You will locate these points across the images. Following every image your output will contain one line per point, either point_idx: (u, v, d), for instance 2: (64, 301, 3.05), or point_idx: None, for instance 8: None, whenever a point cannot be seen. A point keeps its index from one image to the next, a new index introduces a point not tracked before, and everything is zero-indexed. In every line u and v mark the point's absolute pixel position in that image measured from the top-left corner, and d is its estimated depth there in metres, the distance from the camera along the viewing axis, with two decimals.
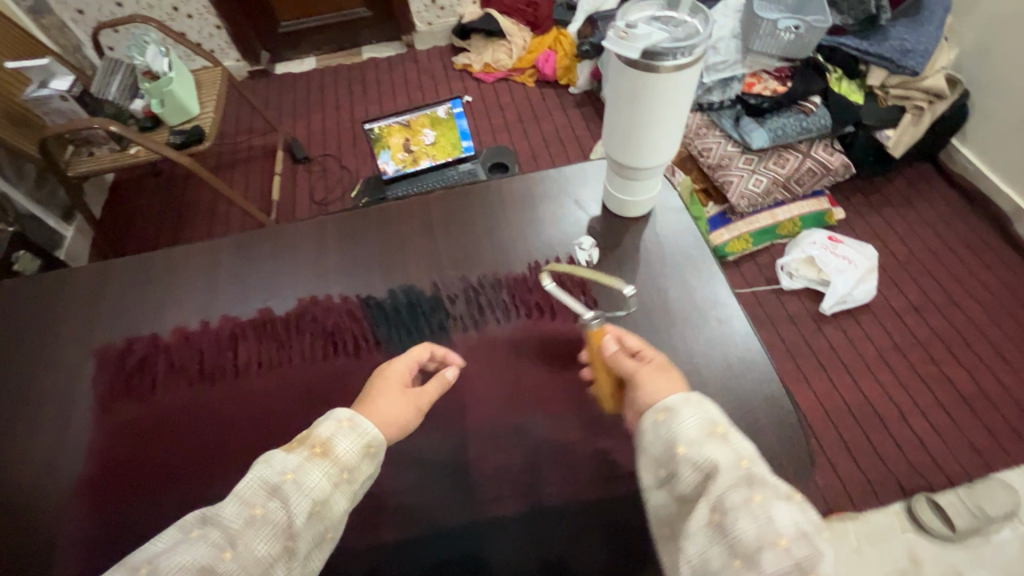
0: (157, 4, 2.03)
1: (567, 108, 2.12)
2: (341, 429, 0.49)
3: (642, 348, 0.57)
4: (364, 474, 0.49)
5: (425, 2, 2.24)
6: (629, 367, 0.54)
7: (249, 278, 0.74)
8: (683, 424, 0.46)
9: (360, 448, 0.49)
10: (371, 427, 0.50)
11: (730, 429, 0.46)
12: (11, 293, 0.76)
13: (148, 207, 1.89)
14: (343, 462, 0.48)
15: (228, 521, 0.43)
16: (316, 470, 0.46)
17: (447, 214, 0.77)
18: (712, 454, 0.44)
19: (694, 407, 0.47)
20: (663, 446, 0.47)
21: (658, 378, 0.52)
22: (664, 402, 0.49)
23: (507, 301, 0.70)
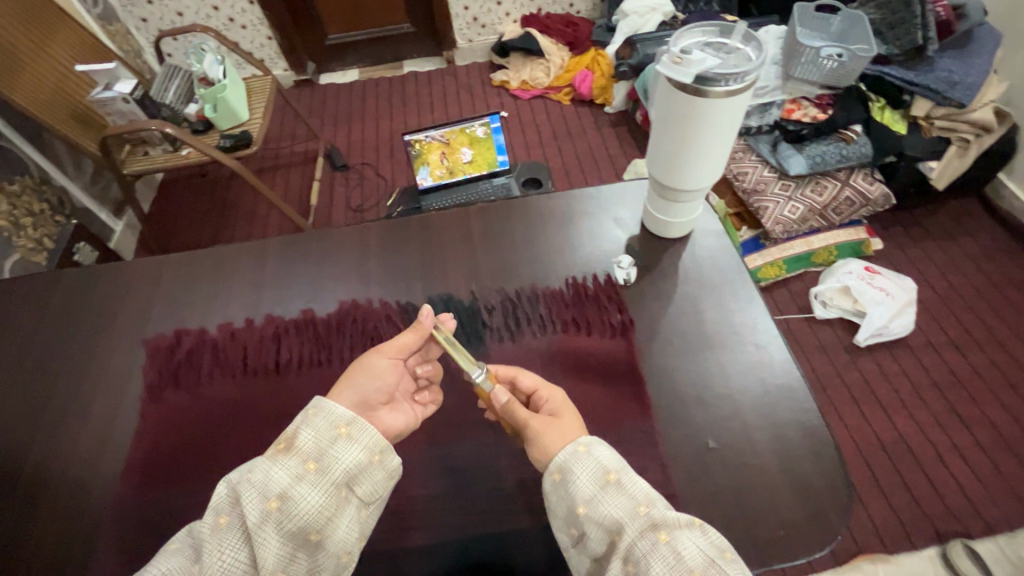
0: (214, 14, 2.14)
1: (601, 127, 2.14)
2: (307, 421, 0.49)
3: (534, 390, 0.58)
4: (340, 459, 0.48)
5: (467, 19, 2.32)
6: (521, 420, 0.54)
7: (295, 280, 0.77)
8: (579, 482, 0.49)
9: (330, 432, 0.49)
10: (338, 409, 0.50)
11: (622, 474, 0.49)
12: (73, 281, 0.81)
13: (194, 205, 1.98)
14: (306, 452, 0.48)
15: (198, 530, 0.44)
16: (271, 464, 0.47)
17: (487, 226, 0.79)
18: (609, 505, 0.47)
19: (585, 459, 0.50)
20: (566, 505, 0.49)
21: (552, 425, 0.54)
22: (556, 461, 0.51)
23: (544, 315, 0.70)
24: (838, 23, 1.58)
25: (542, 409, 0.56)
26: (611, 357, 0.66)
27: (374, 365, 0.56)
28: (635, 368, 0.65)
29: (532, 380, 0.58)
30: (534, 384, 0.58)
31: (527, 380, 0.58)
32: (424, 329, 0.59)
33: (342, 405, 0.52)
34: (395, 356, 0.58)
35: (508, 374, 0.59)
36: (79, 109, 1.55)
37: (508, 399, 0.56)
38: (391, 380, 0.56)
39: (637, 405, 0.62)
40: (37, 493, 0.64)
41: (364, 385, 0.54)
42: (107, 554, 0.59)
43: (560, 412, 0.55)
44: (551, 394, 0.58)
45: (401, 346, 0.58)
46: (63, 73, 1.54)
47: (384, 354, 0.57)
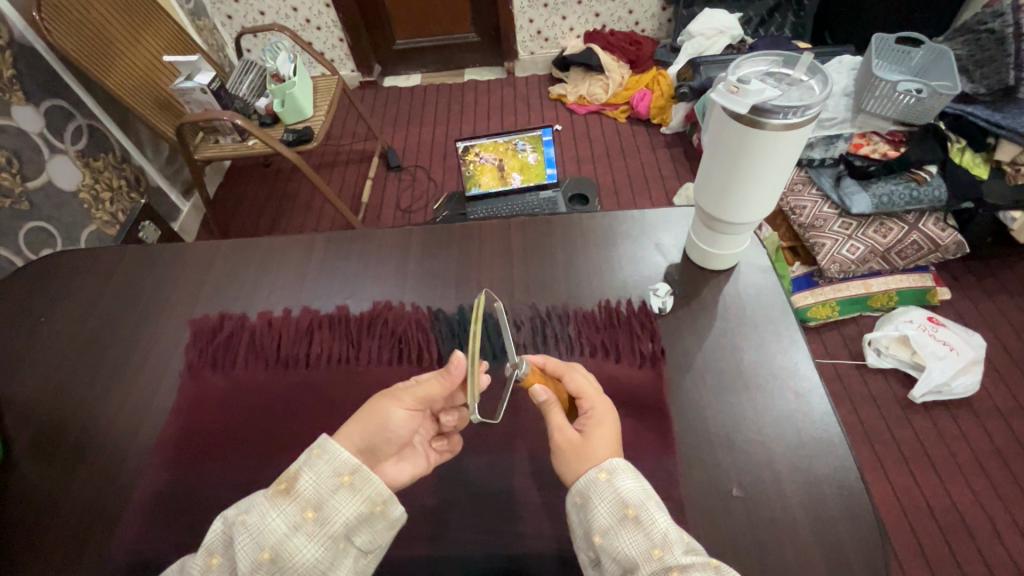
0: (293, 15, 2.25)
1: (656, 148, 2.11)
2: (310, 464, 0.49)
3: (580, 395, 0.57)
4: (339, 511, 0.48)
5: (531, 32, 2.36)
6: (553, 427, 0.54)
7: (336, 274, 0.79)
8: (597, 512, 0.49)
9: (332, 480, 0.49)
10: (342, 455, 0.50)
11: (642, 509, 0.48)
12: (133, 256, 0.86)
13: (255, 193, 2.09)
14: (305, 500, 0.48)
15: (191, 567, 0.47)
16: (270, 510, 0.47)
17: (527, 240, 0.79)
18: (624, 539, 0.47)
19: (605, 489, 0.49)
20: (584, 530, 0.50)
21: (576, 446, 0.53)
22: (579, 485, 0.51)
23: (573, 337, 0.68)
24: (919, 57, 1.51)
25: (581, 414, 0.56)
26: (638, 388, 0.63)
27: (390, 416, 0.52)
28: (663, 403, 0.62)
29: (577, 384, 0.58)
30: (578, 389, 0.58)
31: (571, 384, 0.58)
32: (452, 380, 0.54)
33: (349, 449, 0.51)
34: (413, 407, 0.54)
35: (560, 372, 0.59)
36: (162, 96, 1.66)
37: (548, 398, 0.56)
38: (405, 432, 0.53)
39: (662, 440, 0.60)
40: (76, 467, 0.67)
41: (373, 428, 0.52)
42: (129, 529, 0.61)
43: (589, 432, 0.54)
44: (594, 405, 0.56)
45: (423, 394, 0.54)
46: (151, 62, 1.66)
47: (403, 405, 0.53)
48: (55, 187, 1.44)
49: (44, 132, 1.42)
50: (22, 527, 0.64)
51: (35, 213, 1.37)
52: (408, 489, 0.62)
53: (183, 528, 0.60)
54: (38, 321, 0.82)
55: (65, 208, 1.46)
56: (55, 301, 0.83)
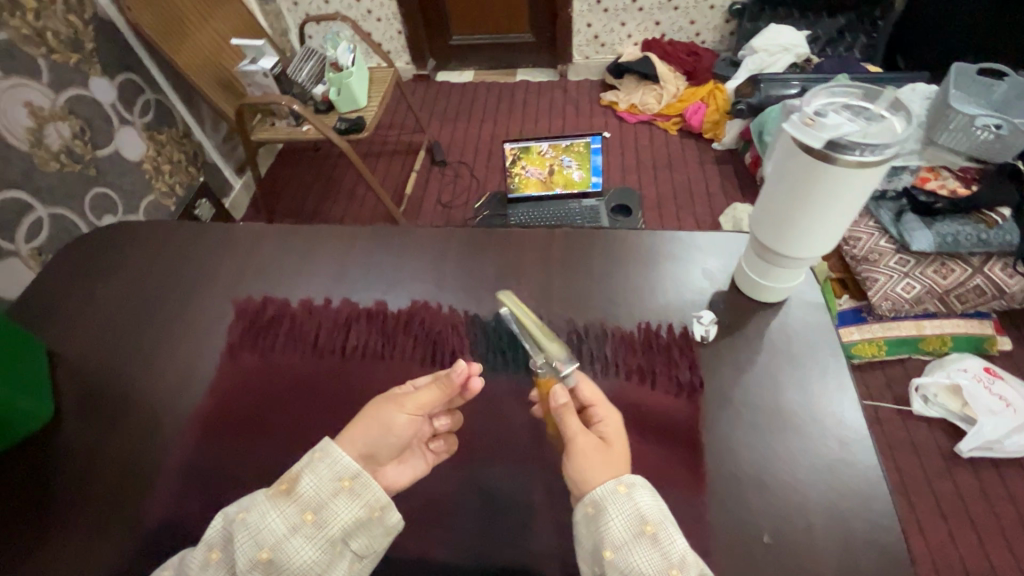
0: (356, 5, 2.30)
1: (705, 164, 2.06)
2: (311, 466, 0.50)
3: (591, 404, 0.58)
4: (338, 514, 0.49)
5: (588, 36, 2.34)
6: (574, 429, 0.54)
7: (377, 268, 0.80)
8: (612, 526, 0.48)
9: (333, 484, 0.50)
10: (343, 461, 0.51)
11: (660, 528, 0.48)
12: (179, 230, 0.88)
13: (302, 176, 2.14)
14: (305, 502, 0.49)
15: (190, 562, 0.49)
16: (270, 511, 0.48)
17: (569, 253, 0.78)
18: (638, 557, 0.46)
19: (624, 503, 0.49)
20: (593, 544, 0.49)
21: (598, 451, 0.53)
22: (592, 495, 0.50)
23: (609, 357, 0.67)
24: (1003, 90, 1.42)
25: (594, 428, 0.56)
26: (670, 418, 0.61)
27: (392, 422, 0.53)
28: (695, 436, 0.60)
29: (591, 394, 0.58)
30: (591, 398, 0.58)
31: (585, 392, 0.58)
32: (452, 386, 0.56)
33: (351, 454, 0.52)
34: (415, 412, 0.55)
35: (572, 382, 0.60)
36: (226, 77, 1.70)
37: (565, 402, 0.56)
38: (406, 436, 0.54)
39: (691, 475, 0.58)
40: (115, 432, 0.69)
41: (377, 439, 0.53)
42: (160, 498, 0.63)
43: (609, 439, 0.55)
44: (606, 415, 0.57)
45: (425, 401, 0.55)
46: (220, 45, 1.71)
47: (404, 411, 0.54)
48: (121, 157, 1.51)
49: (115, 103, 1.50)
50: (58, 485, 0.65)
51: (101, 179, 1.45)
52: (428, 491, 0.62)
53: (210, 502, 0.62)
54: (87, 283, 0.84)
55: (128, 175, 1.54)
56: (109, 264, 0.86)
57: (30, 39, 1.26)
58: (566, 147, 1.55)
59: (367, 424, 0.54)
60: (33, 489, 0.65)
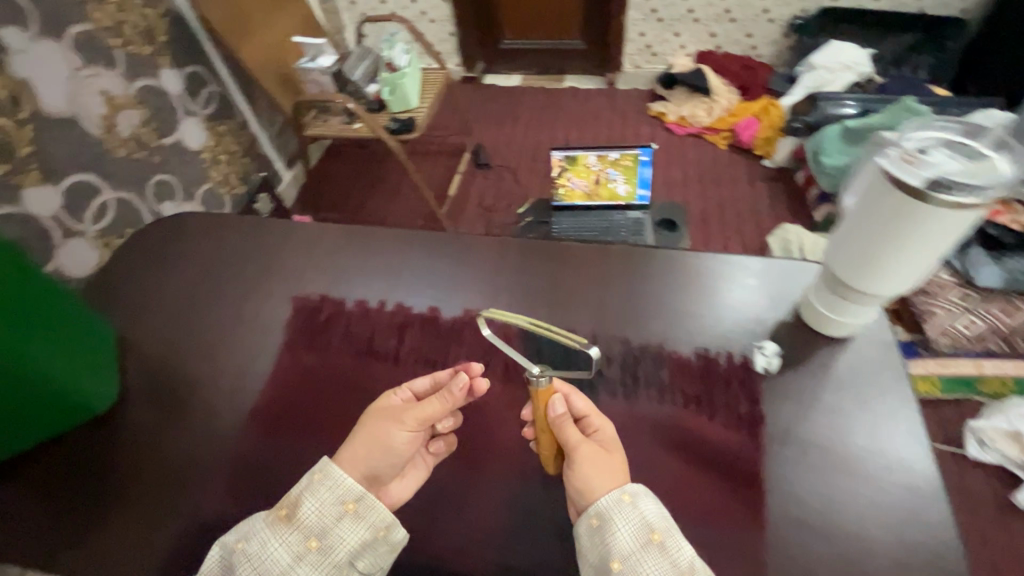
0: (411, 6, 2.34)
1: (754, 181, 2.02)
2: (311, 492, 0.55)
3: (587, 414, 0.58)
4: (343, 538, 0.53)
5: (639, 46, 2.34)
6: (573, 441, 0.55)
7: (432, 275, 0.80)
8: (619, 534, 0.50)
9: (336, 508, 0.54)
10: (346, 485, 0.55)
11: (667, 534, 0.50)
12: (240, 224, 0.90)
13: (349, 172, 2.19)
14: (308, 529, 0.53)
15: None
16: (271, 540, 0.53)
17: (627, 271, 0.76)
18: (647, 564, 0.49)
19: (630, 512, 0.51)
20: (600, 555, 0.50)
21: (599, 459, 0.54)
22: (596, 507, 0.52)
23: (664, 382, 0.65)
24: None
25: (592, 438, 0.57)
26: (727, 450, 0.60)
27: (392, 439, 0.56)
28: (754, 471, 0.58)
29: (583, 406, 0.58)
30: (585, 409, 0.58)
31: (579, 405, 0.58)
32: (455, 402, 0.56)
33: (352, 475, 0.56)
34: (416, 427, 0.57)
35: (564, 390, 0.59)
36: (285, 72, 1.74)
37: (563, 412, 0.56)
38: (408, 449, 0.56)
39: (748, 512, 0.56)
40: (174, 420, 0.71)
41: (377, 459, 0.56)
42: (215, 486, 0.65)
43: (610, 447, 0.56)
44: (601, 423, 0.58)
45: (424, 417, 0.56)
46: (282, 41, 1.77)
47: (405, 428, 0.56)
48: (184, 146, 1.57)
49: (181, 94, 1.56)
50: (120, 468, 0.68)
51: (163, 166, 1.50)
52: (472, 504, 0.61)
53: (260, 497, 0.63)
54: (151, 269, 0.87)
55: (189, 164, 1.59)
56: (175, 252, 0.89)
57: (110, 30, 1.34)
58: (614, 161, 1.60)
59: (367, 442, 0.56)
60: (96, 469, 0.68)
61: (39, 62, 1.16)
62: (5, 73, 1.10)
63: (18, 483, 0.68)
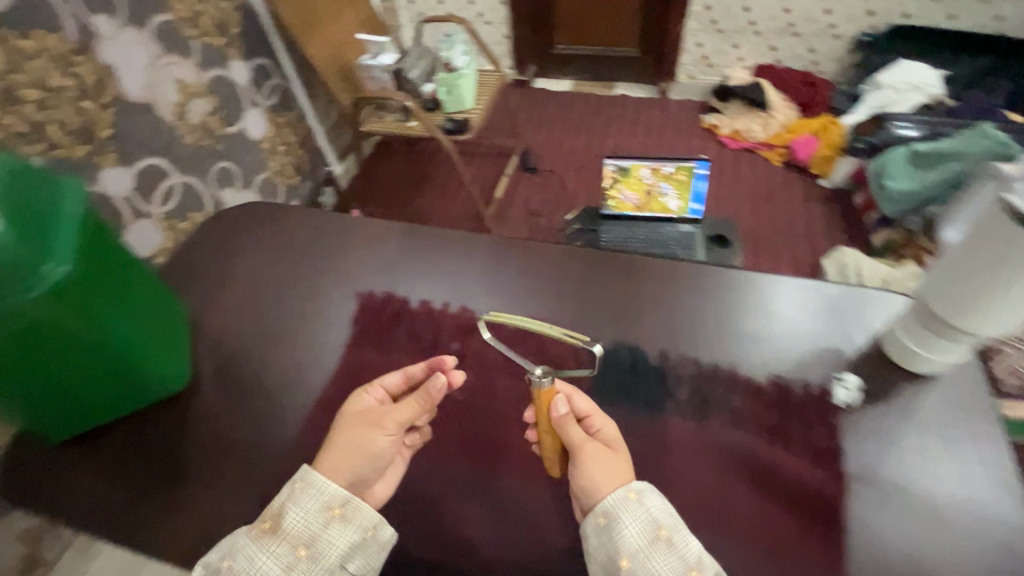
0: (469, 8, 2.36)
1: (809, 201, 1.96)
2: (294, 500, 0.54)
3: (591, 414, 0.58)
4: (333, 543, 0.52)
5: (696, 56, 2.30)
6: (578, 438, 0.55)
7: (496, 280, 0.79)
8: (628, 532, 0.49)
9: (322, 514, 0.53)
10: (330, 489, 0.54)
11: (674, 530, 0.49)
12: (305, 216, 0.91)
13: (398, 169, 2.22)
14: (295, 538, 0.52)
15: None
16: (258, 556, 0.51)
17: (698, 289, 0.74)
18: (656, 562, 0.47)
19: (635, 508, 0.50)
20: (608, 554, 0.49)
21: (605, 457, 0.54)
22: (603, 504, 0.51)
23: (738, 408, 0.63)
24: None
25: (597, 437, 0.57)
26: (805, 485, 0.58)
27: (375, 445, 0.56)
28: (833, 509, 0.56)
29: (587, 405, 0.58)
30: (587, 409, 0.58)
31: (582, 404, 0.57)
32: (433, 403, 0.57)
33: (335, 482, 0.55)
34: (396, 431, 0.57)
35: (565, 390, 0.58)
36: (346, 67, 1.78)
37: (567, 414, 0.55)
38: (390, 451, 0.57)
39: (826, 551, 0.54)
40: (243, 406, 0.72)
41: (362, 468, 0.56)
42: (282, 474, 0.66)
43: (615, 445, 0.56)
44: (603, 423, 0.58)
45: (404, 419, 0.57)
46: (346, 37, 1.80)
47: (386, 433, 0.57)
48: (246, 135, 1.62)
49: (247, 85, 1.61)
50: (194, 449, 0.69)
51: (227, 154, 1.55)
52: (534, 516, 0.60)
53: None
54: (219, 256, 0.89)
55: (249, 153, 1.64)
56: (242, 239, 0.90)
57: (189, 21, 1.39)
58: (668, 174, 1.48)
59: (349, 448, 0.56)
60: (169, 449, 0.70)
61: (123, 49, 1.21)
62: (92, 58, 1.15)
63: (92, 455, 0.71)
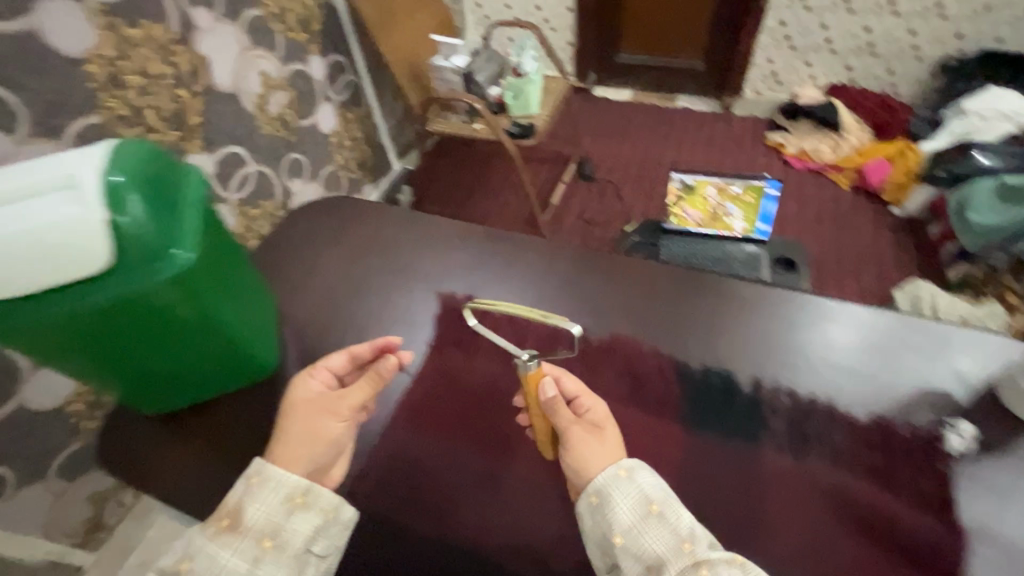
0: (536, 13, 2.36)
1: (879, 228, 1.88)
2: (251, 496, 0.55)
3: (580, 394, 0.60)
4: (296, 530, 0.54)
5: (765, 72, 2.23)
6: (564, 420, 0.57)
7: (579, 291, 0.77)
8: (617, 510, 0.51)
9: (284, 505, 0.55)
10: (290, 482, 0.56)
11: (664, 504, 0.51)
12: (386, 214, 0.92)
13: (455, 169, 2.24)
14: (258, 531, 0.53)
15: None
16: (222, 553, 0.52)
17: (797, 316, 0.70)
18: (649, 536, 0.50)
19: (626, 485, 0.52)
20: (601, 532, 0.52)
21: (593, 438, 0.56)
22: (595, 485, 0.53)
23: (839, 446, 0.60)
24: None
25: (586, 418, 0.59)
26: (913, 536, 0.55)
27: (325, 430, 0.60)
28: (944, 564, 0.53)
29: (576, 386, 0.60)
30: (577, 390, 0.60)
31: (572, 386, 0.60)
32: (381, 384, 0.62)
33: (291, 473, 0.57)
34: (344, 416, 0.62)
35: (554, 373, 0.61)
36: (417, 67, 1.80)
37: (555, 396, 0.56)
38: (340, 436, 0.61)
39: None
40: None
41: (317, 452, 0.59)
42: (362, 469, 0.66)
43: (604, 426, 0.58)
44: (593, 403, 0.60)
45: (357, 402, 0.62)
46: (418, 37, 1.83)
47: (336, 420, 0.61)
48: (318, 129, 1.67)
49: (321, 80, 1.65)
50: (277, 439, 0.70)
51: (299, 146, 1.59)
52: None
53: (406, 490, 0.64)
54: (300, 247, 0.90)
55: (318, 147, 1.68)
56: (323, 232, 0.91)
57: (276, 17, 1.44)
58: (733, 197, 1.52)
59: (308, 434, 0.60)
60: (255, 435, 0.71)
61: (217, 42, 1.26)
62: (191, 49, 1.19)
63: (179, 433, 0.73)
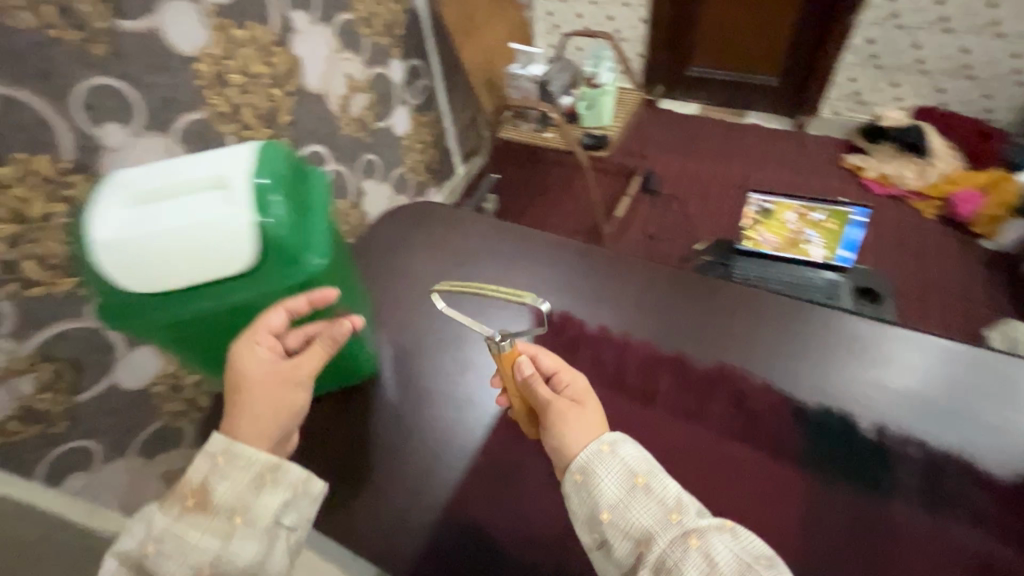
0: (608, 23, 2.34)
1: (967, 261, 1.77)
2: (218, 473, 0.52)
3: (558, 370, 0.58)
4: (265, 505, 0.51)
5: (846, 91, 2.14)
6: (543, 399, 0.55)
7: (681, 316, 0.74)
8: (603, 486, 0.49)
9: (253, 481, 0.52)
10: (257, 459, 0.52)
11: (651, 476, 0.49)
12: (476, 222, 0.91)
13: (517, 176, 2.24)
14: (226, 508, 0.51)
15: None
16: (191, 531, 0.50)
17: (925, 361, 0.65)
18: (636, 510, 0.47)
19: (610, 461, 0.50)
20: (587, 511, 0.49)
21: (574, 412, 0.54)
22: (577, 463, 0.50)
23: (980, 508, 0.56)
24: None
25: (565, 394, 0.57)
26: None
27: (294, 404, 0.57)
28: None
29: (553, 362, 0.58)
30: (555, 365, 0.58)
31: (547, 362, 0.58)
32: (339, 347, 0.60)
33: (257, 449, 0.53)
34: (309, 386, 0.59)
35: (530, 352, 0.59)
36: (492, 74, 1.81)
37: (532, 373, 0.55)
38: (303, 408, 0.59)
39: None
40: (419, 407, 0.72)
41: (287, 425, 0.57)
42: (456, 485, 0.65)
43: (583, 400, 0.56)
44: (571, 378, 0.58)
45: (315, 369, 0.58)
46: (495, 44, 1.84)
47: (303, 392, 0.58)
48: (392, 131, 1.69)
49: (399, 83, 1.67)
50: (374, 444, 0.69)
51: (374, 147, 1.62)
52: None
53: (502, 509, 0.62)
54: (389, 251, 0.91)
55: (391, 149, 1.70)
56: (413, 238, 0.91)
57: (365, 21, 1.47)
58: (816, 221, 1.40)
59: (269, 411, 0.55)
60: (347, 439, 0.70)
61: (310, 43, 1.28)
62: (288, 50, 1.21)
63: None
